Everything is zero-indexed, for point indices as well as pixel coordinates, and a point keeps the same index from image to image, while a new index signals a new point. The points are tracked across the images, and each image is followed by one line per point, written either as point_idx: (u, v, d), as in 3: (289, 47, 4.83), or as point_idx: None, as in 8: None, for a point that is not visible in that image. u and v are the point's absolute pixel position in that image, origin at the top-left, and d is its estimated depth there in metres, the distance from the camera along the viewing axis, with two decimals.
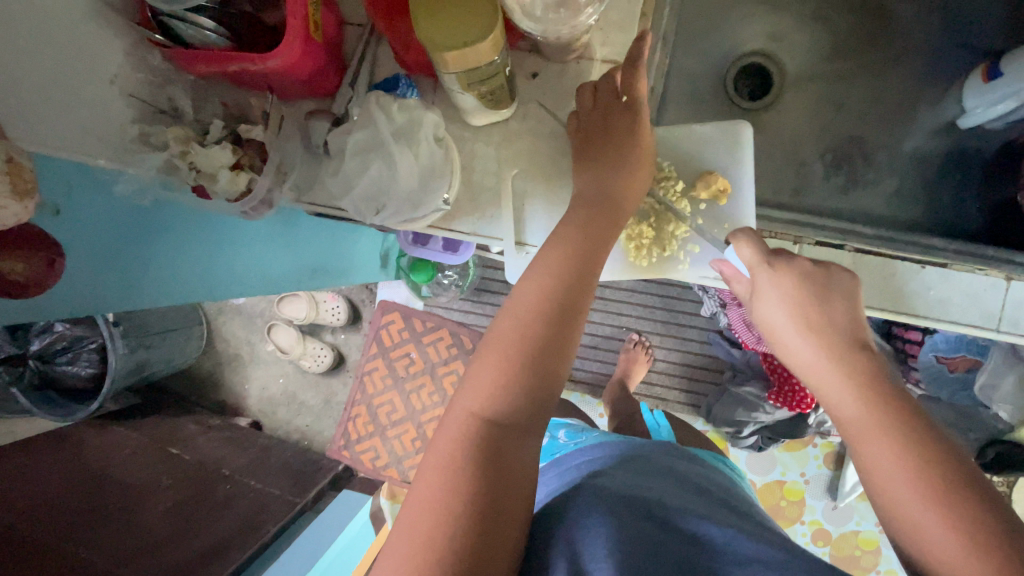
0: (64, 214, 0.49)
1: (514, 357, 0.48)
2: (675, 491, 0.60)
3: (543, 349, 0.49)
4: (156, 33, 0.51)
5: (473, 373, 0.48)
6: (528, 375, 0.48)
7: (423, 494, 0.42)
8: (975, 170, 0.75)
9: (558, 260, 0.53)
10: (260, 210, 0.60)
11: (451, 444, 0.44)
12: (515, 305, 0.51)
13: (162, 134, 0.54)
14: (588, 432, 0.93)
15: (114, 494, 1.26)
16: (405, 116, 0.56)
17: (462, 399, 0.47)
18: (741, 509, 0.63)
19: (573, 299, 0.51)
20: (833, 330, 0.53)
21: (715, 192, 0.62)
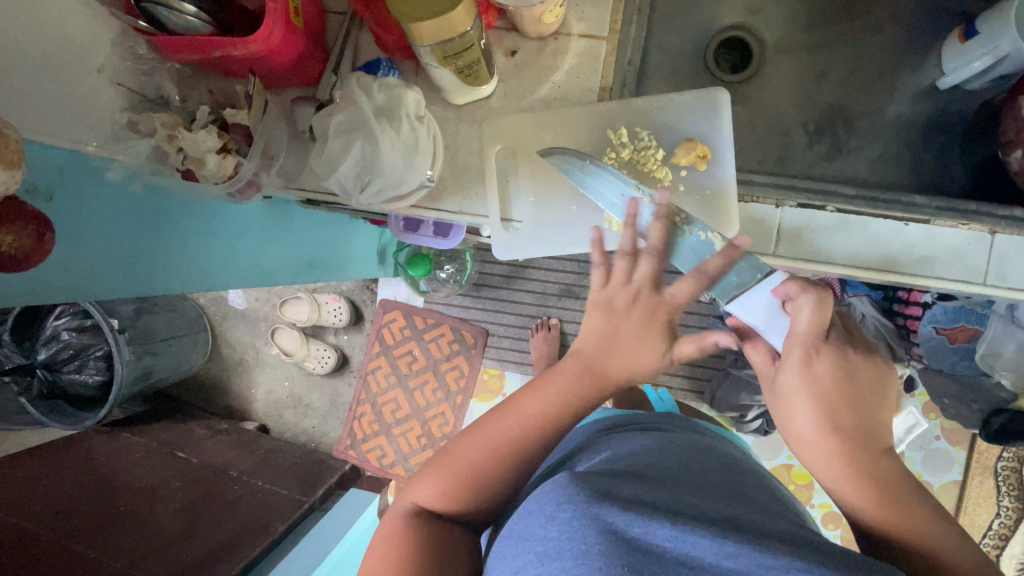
0: (56, 200, 0.49)
1: (478, 471, 0.53)
2: (683, 475, 0.57)
3: (507, 465, 0.53)
4: (140, 21, 0.53)
5: (438, 465, 0.54)
6: (488, 486, 0.53)
7: (375, 553, 0.51)
8: (958, 132, 0.76)
9: (545, 392, 0.55)
10: (247, 193, 0.62)
11: (403, 523, 0.52)
12: (489, 418, 0.55)
13: (150, 121, 0.57)
14: (593, 407, 0.95)
15: (122, 497, 1.27)
16: (385, 94, 0.57)
17: (419, 488, 0.54)
18: (753, 483, 0.61)
19: (549, 433, 0.54)
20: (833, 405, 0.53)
21: (693, 159, 0.63)
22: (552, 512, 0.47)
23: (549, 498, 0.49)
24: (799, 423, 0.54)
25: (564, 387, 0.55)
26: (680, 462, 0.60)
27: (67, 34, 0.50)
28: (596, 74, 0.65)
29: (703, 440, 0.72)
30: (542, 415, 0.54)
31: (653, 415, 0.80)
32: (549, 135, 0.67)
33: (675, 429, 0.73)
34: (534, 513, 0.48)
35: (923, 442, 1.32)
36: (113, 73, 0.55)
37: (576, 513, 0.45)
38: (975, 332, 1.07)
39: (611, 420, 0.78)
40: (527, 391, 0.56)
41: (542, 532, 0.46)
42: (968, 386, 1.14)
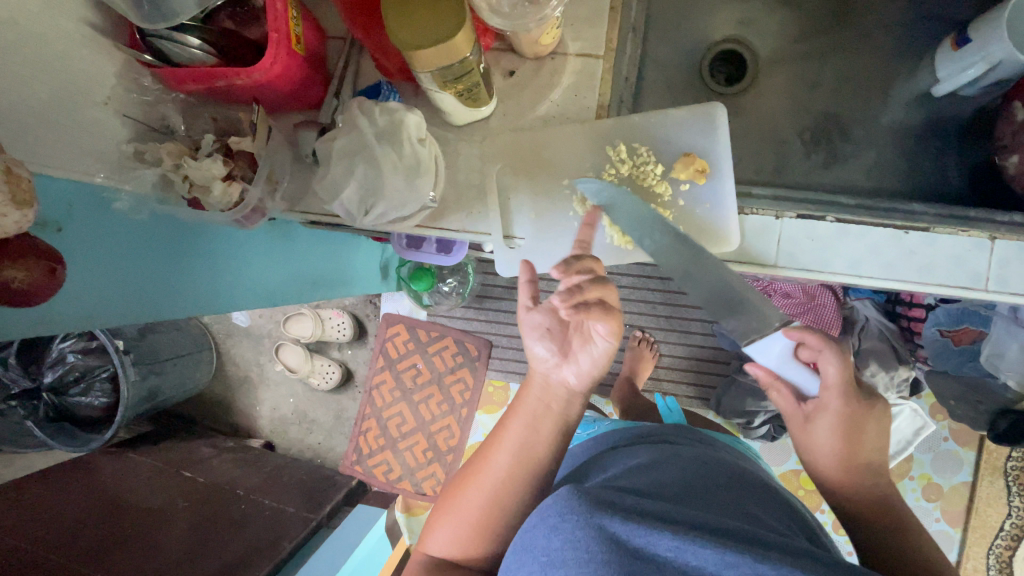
0: (66, 230, 0.50)
1: (477, 522, 0.58)
2: (688, 490, 0.56)
3: (497, 515, 0.58)
4: (145, 54, 0.54)
5: (443, 518, 0.61)
6: (489, 534, 0.58)
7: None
8: (954, 136, 0.76)
9: (511, 436, 0.60)
10: (253, 219, 0.63)
11: (426, 572, 0.59)
12: (474, 471, 0.61)
13: (157, 150, 0.57)
14: (601, 421, 0.97)
15: (130, 519, 1.26)
16: (387, 118, 0.58)
17: (436, 539, 0.61)
18: (769, 497, 0.61)
19: (519, 470, 0.59)
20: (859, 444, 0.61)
21: (693, 172, 0.63)
22: (555, 521, 0.45)
23: (553, 508, 0.47)
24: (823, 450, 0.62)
25: (519, 418, 0.61)
26: (688, 476, 0.59)
27: (75, 69, 0.51)
28: (593, 90, 0.66)
29: (719, 454, 0.72)
30: (514, 460, 0.59)
31: (666, 428, 0.81)
32: (550, 151, 0.68)
33: (690, 444, 0.73)
34: (538, 525, 0.47)
35: (931, 445, 1.32)
36: (119, 105, 0.56)
37: (580, 521, 0.44)
38: (979, 333, 1.08)
39: (628, 434, 0.78)
40: (499, 432, 0.61)
41: (546, 542, 0.45)
42: (973, 387, 1.14)
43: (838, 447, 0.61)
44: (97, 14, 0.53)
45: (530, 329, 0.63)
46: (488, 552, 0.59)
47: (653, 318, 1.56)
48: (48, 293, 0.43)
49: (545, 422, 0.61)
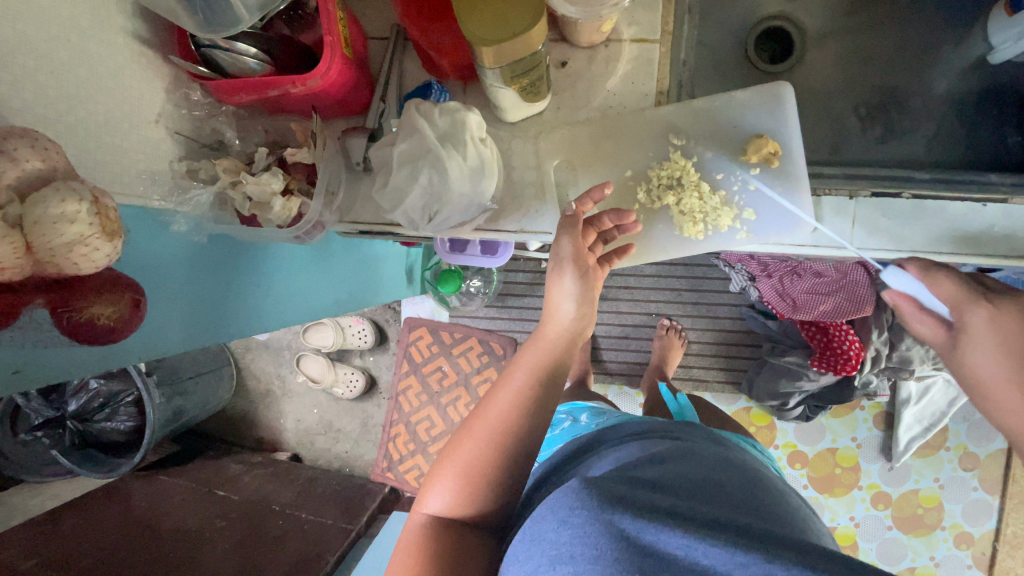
0: (125, 258, 0.47)
1: (475, 469, 0.53)
2: (700, 476, 0.51)
3: (498, 464, 0.53)
4: (199, 66, 0.52)
5: (441, 467, 0.55)
6: (487, 487, 0.53)
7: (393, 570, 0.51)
8: (1013, 103, 0.74)
9: (517, 380, 0.57)
10: (312, 233, 0.60)
11: (416, 535, 0.52)
12: (475, 416, 0.56)
13: (210, 167, 0.54)
14: (611, 413, 0.89)
15: (170, 543, 1.23)
16: (447, 119, 0.56)
17: (432, 493, 0.54)
18: (776, 492, 0.54)
19: (524, 413, 0.55)
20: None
21: (766, 155, 0.61)
22: (566, 515, 0.41)
23: (563, 501, 0.42)
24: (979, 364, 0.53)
25: (530, 363, 0.58)
26: (696, 464, 0.53)
27: (126, 86, 0.48)
28: (652, 77, 0.63)
29: (726, 449, 0.63)
30: (522, 406, 0.55)
31: (670, 422, 0.70)
32: (608, 142, 0.66)
33: (694, 434, 0.65)
34: (546, 516, 0.42)
35: (966, 415, 1.45)
36: (169, 122, 0.53)
37: (591, 516, 0.40)
38: None
39: (628, 422, 0.70)
40: (505, 379, 0.58)
41: (555, 535, 0.41)
42: None
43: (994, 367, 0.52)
44: (145, 27, 0.50)
45: (558, 288, 0.60)
46: (487, 505, 0.53)
47: (680, 306, 1.54)
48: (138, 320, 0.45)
49: (553, 371, 0.57)
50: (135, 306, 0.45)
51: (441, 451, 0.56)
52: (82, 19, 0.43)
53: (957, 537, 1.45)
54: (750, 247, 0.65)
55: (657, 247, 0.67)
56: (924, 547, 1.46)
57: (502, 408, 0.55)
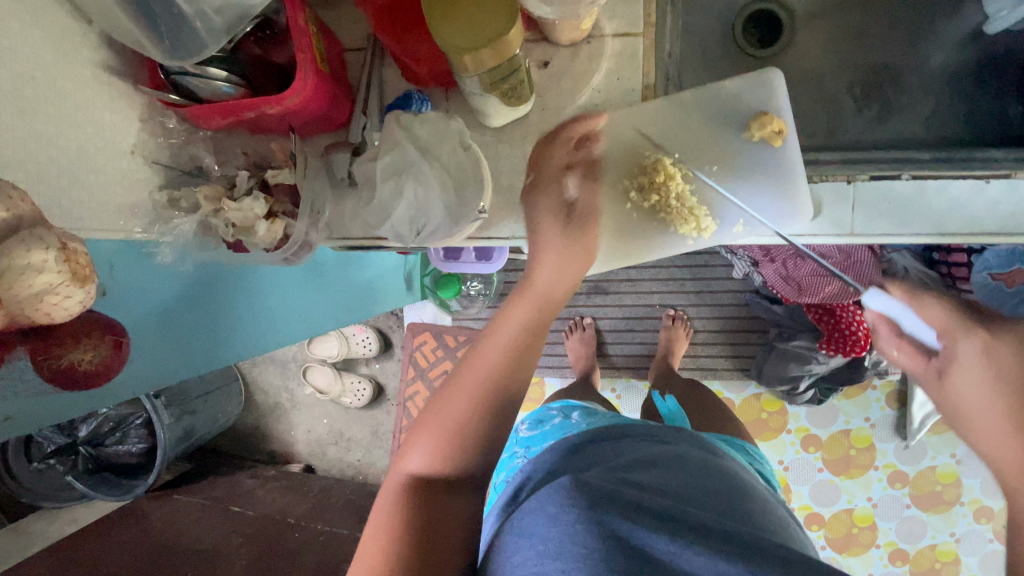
0: (110, 294, 0.46)
1: (461, 422, 0.51)
2: (689, 485, 0.49)
3: (485, 418, 0.52)
4: (169, 94, 0.50)
5: (424, 427, 0.52)
6: (473, 439, 0.51)
7: (370, 540, 0.46)
8: (1012, 74, 0.72)
9: (500, 334, 0.55)
10: (300, 255, 0.59)
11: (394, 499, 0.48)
12: (457, 372, 0.54)
13: (191, 195, 0.53)
14: (599, 412, 0.87)
15: (190, 560, 1.23)
16: (428, 129, 0.55)
17: (414, 454, 0.51)
18: (757, 501, 0.53)
19: (512, 368, 0.54)
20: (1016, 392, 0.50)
21: (771, 133, 0.59)
22: (555, 513, 0.39)
23: (552, 498, 0.40)
24: (960, 387, 0.54)
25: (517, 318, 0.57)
26: (683, 472, 0.52)
27: (97, 118, 0.47)
28: (637, 71, 0.61)
29: (711, 455, 0.62)
30: (508, 358, 0.54)
31: (656, 425, 0.67)
32: None
33: (680, 440, 0.62)
34: (535, 511, 0.40)
35: None
36: (145, 151, 0.52)
37: (581, 516, 0.38)
38: None
39: (614, 424, 0.68)
40: (488, 337, 0.56)
41: (542, 532, 0.39)
42: None
43: (987, 394, 0.52)
44: (113, 56, 0.49)
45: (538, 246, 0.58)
46: (472, 465, 0.50)
47: (684, 295, 1.52)
48: (118, 364, 0.46)
49: (535, 327, 0.57)
50: (117, 347, 0.46)
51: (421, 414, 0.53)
52: (46, 53, 0.42)
53: (978, 512, 1.43)
54: (746, 238, 0.62)
55: (650, 244, 0.64)
56: (943, 524, 1.44)
57: (484, 362, 0.54)
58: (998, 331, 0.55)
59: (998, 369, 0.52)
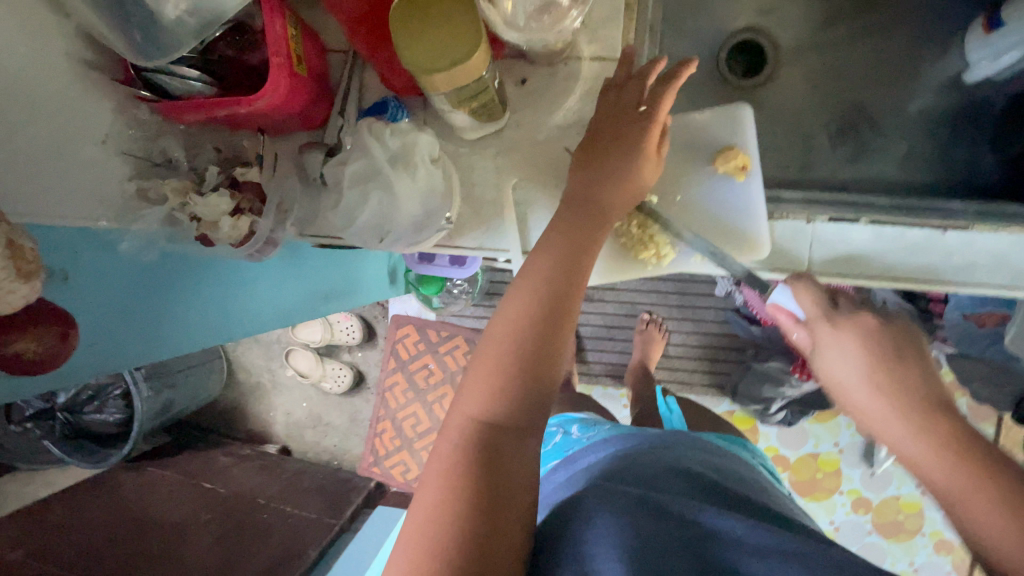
0: (73, 279, 0.48)
1: (510, 367, 0.47)
2: (703, 488, 0.57)
3: (542, 367, 0.48)
4: (141, 89, 0.52)
5: (476, 375, 0.48)
6: (529, 382, 0.47)
7: (423, 500, 0.44)
8: (987, 124, 0.73)
9: (545, 265, 0.51)
10: (266, 251, 0.60)
11: (424, 529, 0.42)
12: (503, 317, 0.50)
13: (160, 187, 0.54)
14: (601, 424, 0.89)
15: (156, 534, 1.24)
16: (399, 141, 0.56)
17: (465, 401, 0.48)
18: (759, 496, 0.60)
19: (565, 303, 0.50)
20: (908, 392, 0.45)
21: (733, 168, 0.60)
22: (593, 519, 0.48)
23: (592, 507, 0.49)
24: (839, 371, 0.49)
25: (528, 300, 0.50)
26: (696, 476, 0.60)
27: (69, 108, 0.48)
28: None
29: (711, 457, 0.69)
30: (519, 353, 0.48)
31: (665, 432, 0.75)
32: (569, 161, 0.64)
33: (684, 443, 0.70)
34: (580, 519, 0.49)
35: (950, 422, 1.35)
36: (117, 142, 0.53)
37: (617, 520, 0.47)
38: (1004, 315, 1.01)
39: (627, 434, 0.75)
40: (495, 332, 0.50)
41: (580, 534, 0.47)
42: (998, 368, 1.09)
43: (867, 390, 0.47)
44: (88, 47, 0.49)
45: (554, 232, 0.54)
46: (511, 479, 0.45)
47: (667, 308, 1.52)
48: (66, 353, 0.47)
49: (590, 259, 0.53)
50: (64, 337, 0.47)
51: (437, 436, 0.47)
52: (19, 43, 0.43)
53: (937, 543, 1.45)
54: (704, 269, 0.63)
55: (617, 270, 0.64)
56: (903, 552, 1.47)
57: (531, 297, 0.50)
58: (841, 327, 0.50)
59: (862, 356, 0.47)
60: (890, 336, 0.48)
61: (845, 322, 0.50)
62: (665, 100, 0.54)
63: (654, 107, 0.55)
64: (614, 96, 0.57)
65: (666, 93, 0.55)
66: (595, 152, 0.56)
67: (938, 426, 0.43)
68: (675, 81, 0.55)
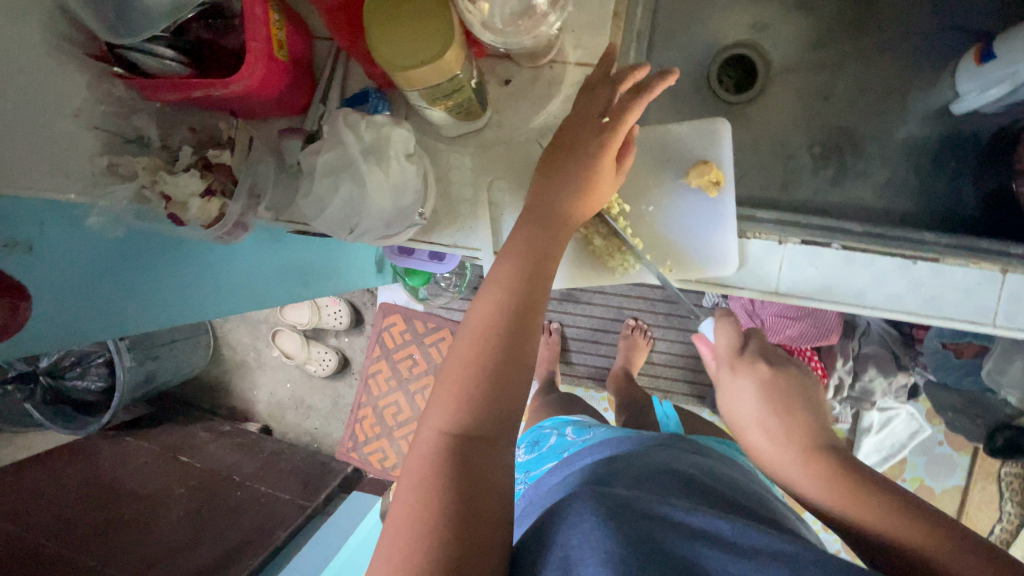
0: (38, 250, 0.49)
1: (475, 377, 0.48)
2: (680, 489, 0.58)
3: (507, 376, 0.48)
4: (116, 65, 0.52)
5: (443, 388, 0.49)
6: (495, 390, 0.48)
7: (397, 515, 0.44)
8: (971, 157, 0.72)
9: (508, 274, 0.52)
10: (235, 234, 0.61)
11: (399, 542, 0.42)
12: (467, 328, 0.51)
13: (132, 164, 0.55)
14: (597, 427, 0.90)
15: (128, 504, 1.25)
16: (373, 133, 0.56)
17: (434, 415, 0.48)
18: (747, 494, 0.61)
19: (529, 311, 0.51)
20: (794, 434, 0.57)
21: (707, 183, 0.60)
22: (577, 521, 0.47)
23: (576, 510, 0.48)
24: (739, 409, 0.61)
25: (491, 309, 0.51)
26: (673, 477, 0.60)
27: (40, 79, 0.48)
28: None
29: (703, 458, 0.70)
30: (483, 362, 0.48)
31: (664, 435, 0.76)
32: None
33: (672, 445, 0.71)
34: (565, 524, 0.48)
35: (926, 449, 1.34)
36: (90, 116, 0.53)
37: (599, 521, 0.46)
38: (982, 348, 1.01)
39: (614, 439, 0.76)
40: (461, 344, 0.50)
41: (565, 539, 0.47)
42: (972, 401, 1.10)
43: (759, 425, 0.59)
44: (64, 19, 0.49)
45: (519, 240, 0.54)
46: (485, 487, 0.44)
47: (652, 315, 1.53)
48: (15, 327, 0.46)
49: (550, 264, 0.54)
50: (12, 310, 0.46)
51: (409, 451, 0.47)
52: None
53: None
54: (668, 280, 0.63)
55: (585, 278, 0.64)
56: None
57: (494, 305, 0.51)
58: (739, 371, 0.62)
59: (759, 396, 0.60)
60: (784, 386, 0.60)
61: (744, 370, 0.62)
62: (636, 118, 0.53)
63: (616, 116, 0.54)
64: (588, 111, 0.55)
65: (645, 112, 0.53)
66: (569, 170, 0.54)
67: (817, 465, 0.54)
68: (652, 93, 0.53)
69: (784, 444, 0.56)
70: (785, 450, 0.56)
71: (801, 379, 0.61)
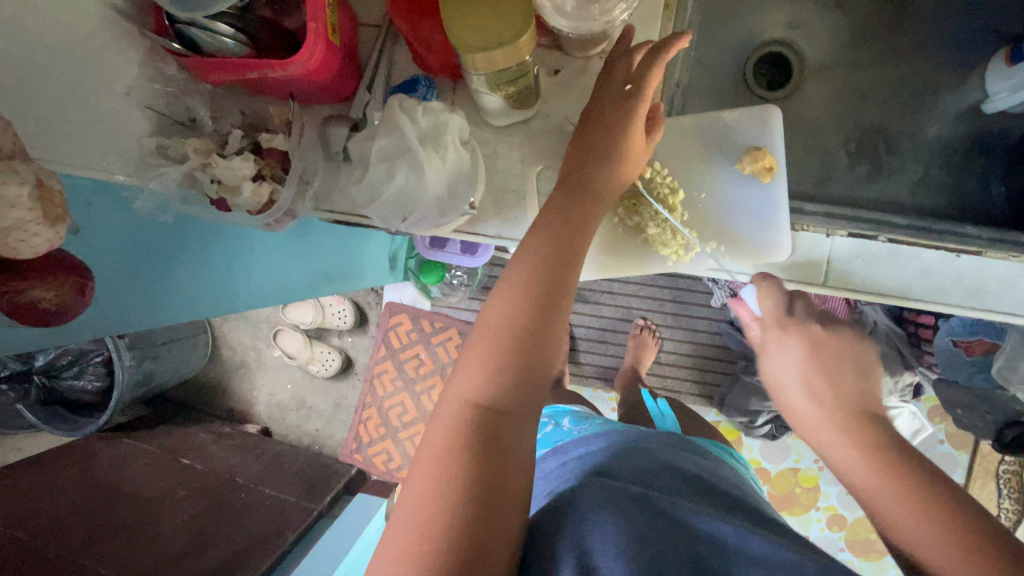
0: (82, 235, 0.46)
1: (504, 349, 0.46)
2: (685, 489, 0.57)
3: (538, 349, 0.47)
4: (172, 42, 0.49)
5: (469, 357, 0.47)
6: (525, 363, 0.46)
7: (414, 486, 0.42)
8: (998, 155, 0.74)
9: (540, 245, 0.51)
10: (283, 222, 0.59)
11: (416, 515, 0.41)
12: (498, 298, 0.49)
13: (181, 146, 0.53)
14: (593, 419, 0.89)
15: (129, 508, 1.20)
16: (430, 120, 0.55)
17: (458, 383, 0.47)
18: (746, 500, 0.60)
19: (561, 285, 0.49)
20: (837, 396, 0.54)
21: (761, 168, 0.60)
22: (594, 514, 0.47)
23: (592, 503, 0.48)
24: (782, 369, 0.58)
25: (521, 281, 0.49)
26: (676, 477, 0.59)
27: (94, 58, 0.48)
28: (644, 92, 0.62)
29: (701, 458, 0.69)
30: (513, 334, 0.47)
31: (656, 432, 0.75)
32: None
33: (672, 445, 0.70)
34: (581, 516, 0.47)
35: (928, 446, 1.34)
36: (140, 96, 0.52)
37: (612, 517, 0.46)
38: (993, 346, 1.02)
39: (609, 429, 0.75)
40: (491, 313, 0.49)
41: (576, 533, 0.46)
42: (981, 398, 1.10)
43: (800, 387, 0.57)
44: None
45: (553, 214, 0.53)
46: (508, 466, 0.43)
47: (661, 314, 1.53)
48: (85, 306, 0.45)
49: (585, 241, 0.53)
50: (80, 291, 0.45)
51: (431, 417, 0.46)
52: None
53: None
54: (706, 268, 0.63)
55: (634, 264, 0.64)
56: (872, 571, 1.46)
57: (527, 278, 0.49)
58: (788, 329, 0.59)
59: (806, 362, 0.57)
60: (829, 347, 0.57)
61: (794, 330, 0.59)
62: (655, 72, 0.53)
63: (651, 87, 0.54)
64: (613, 74, 0.57)
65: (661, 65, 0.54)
66: (584, 135, 0.56)
67: (862, 429, 0.51)
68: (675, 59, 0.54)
69: (845, 429, 0.52)
70: (844, 431, 0.52)
71: (854, 339, 0.59)
